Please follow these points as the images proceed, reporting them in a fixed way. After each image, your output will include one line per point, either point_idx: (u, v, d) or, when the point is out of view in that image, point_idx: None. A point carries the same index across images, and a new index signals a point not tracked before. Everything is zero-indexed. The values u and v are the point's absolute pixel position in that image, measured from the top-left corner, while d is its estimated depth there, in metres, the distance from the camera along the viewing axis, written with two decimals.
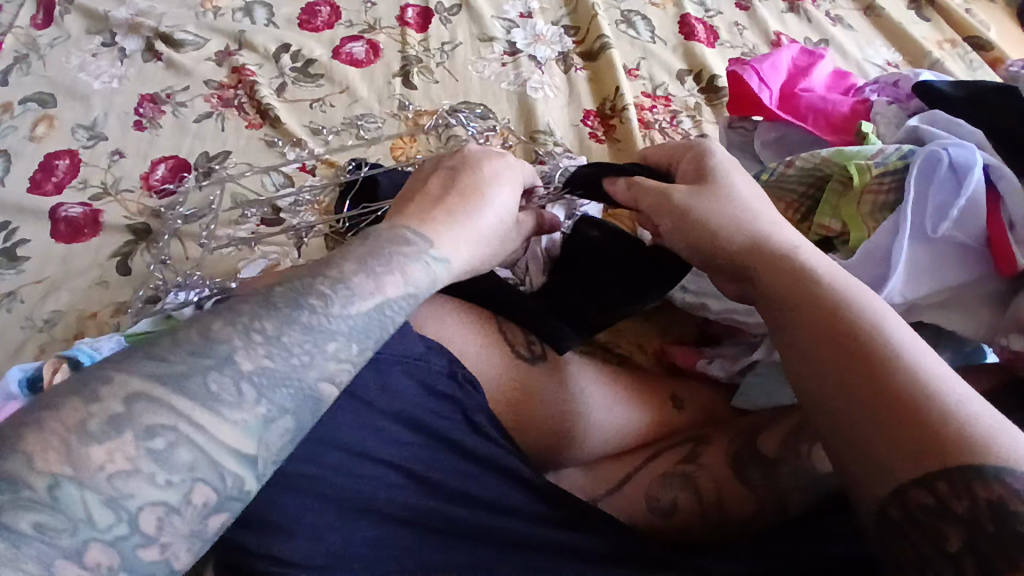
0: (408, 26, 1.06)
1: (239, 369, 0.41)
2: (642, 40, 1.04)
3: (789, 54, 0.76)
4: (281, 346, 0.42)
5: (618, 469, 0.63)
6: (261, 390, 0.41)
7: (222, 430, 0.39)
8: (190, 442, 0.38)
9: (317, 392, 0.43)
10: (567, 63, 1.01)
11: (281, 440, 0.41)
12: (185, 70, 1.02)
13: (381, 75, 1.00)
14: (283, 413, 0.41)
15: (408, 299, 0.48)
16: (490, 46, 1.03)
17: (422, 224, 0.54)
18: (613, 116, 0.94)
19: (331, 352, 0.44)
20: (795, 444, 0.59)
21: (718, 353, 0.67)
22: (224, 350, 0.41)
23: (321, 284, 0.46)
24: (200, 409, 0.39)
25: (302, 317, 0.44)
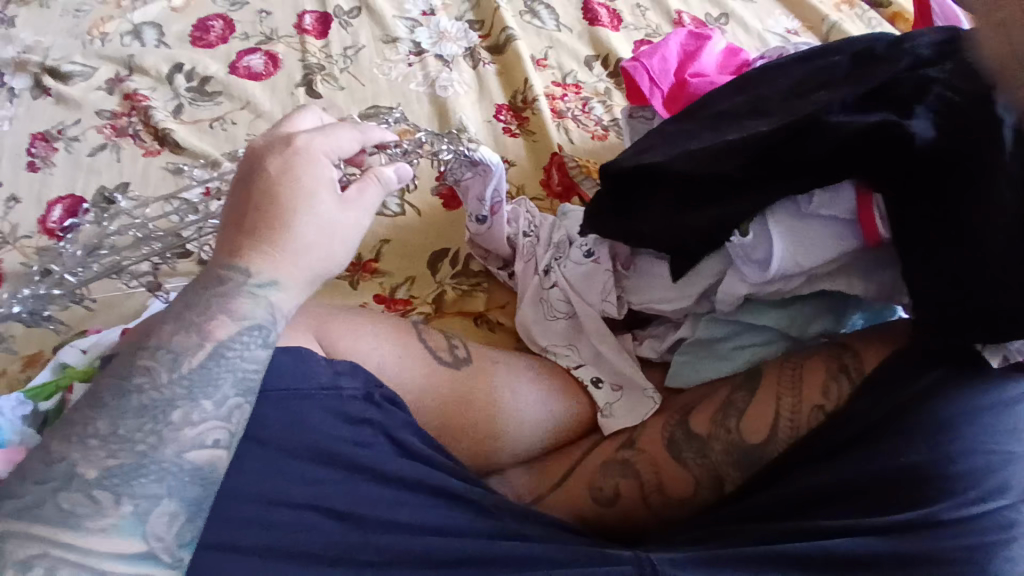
0: (306, 33, 1.02)
1: (86, 480, 0.41)
2: (548, 29, 1.03)
3: (676, 40, 0.75)
4: (119, 440, 0.42)
5: (563, 463, 0.63)
6: (117, 491, 0.41)
7: (97, 541, 0.40)
8: (68, 563, 0.39)
9: (186, 466, 0.43)
10: (475, 58, 0.99)
11: (169, 524, 0.42)
12: (74, 101, 0.96)
13: (283, 86, 0.96)
14: (156, 501, 0.42)
15: (250, 332, 0.47)
16: (395, 47, 1.00)
17: (232, 252, 0.49)
18: (525, 108, 0.93)
19: (179, 418, 0.43)
20: (723, 418, 0.58)
21: (648, 335, 0.68)
22: (65, 467, 0.41)
23: (143, 357, 0.44)
24: (65, 530, 0.40)
25: (131, 402, 0.43)
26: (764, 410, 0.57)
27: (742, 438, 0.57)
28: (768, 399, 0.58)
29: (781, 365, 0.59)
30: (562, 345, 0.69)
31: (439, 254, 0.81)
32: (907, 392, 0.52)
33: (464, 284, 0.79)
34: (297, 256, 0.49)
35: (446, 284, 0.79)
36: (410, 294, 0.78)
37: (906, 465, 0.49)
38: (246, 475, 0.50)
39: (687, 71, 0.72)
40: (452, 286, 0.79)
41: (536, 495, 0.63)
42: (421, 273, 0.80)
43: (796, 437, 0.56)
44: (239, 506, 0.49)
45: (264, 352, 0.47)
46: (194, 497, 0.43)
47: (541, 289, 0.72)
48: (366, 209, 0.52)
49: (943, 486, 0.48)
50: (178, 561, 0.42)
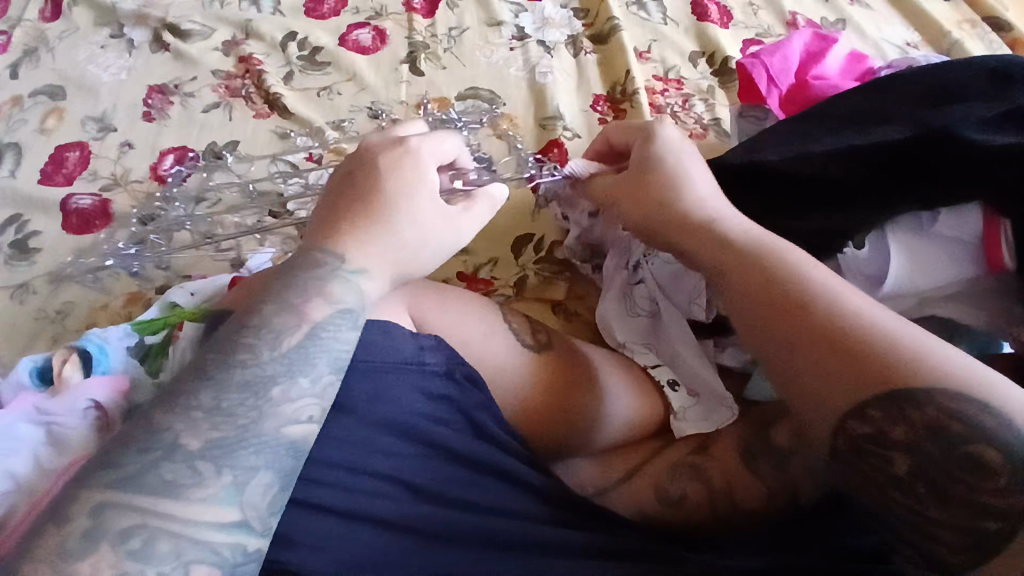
0: (414, 11, 1.04)
1: (187, 452, 0.43)
2: (653, 22, 1.01)
3: (800, 40, 0.72)
4: (222, 413, 0.45)
5: (630, 461, 0.63)
6: (218, 462, 0.43)
7: (195, 511, 0.42)
8: (167, 533, 0.41)
9: (283, 438, 0.46)
10: (577, 46, 0.99)
11: (264, 493, 0.44)
12: (192, 60, 1.02)
13: (388, 62, 0.98)
14: (253, 473, 0.44)
15: (341, 316, 0.50)
16: (498, 31, 1.01)
17: (330, 238, 0.53)
18: (624, 100, 0.92)
19: (276, 396, 0.46)
20: (805, 440, 0.57)
21: (731, 342, 0.66)
22: (168, 438, 0.43)
23: (246, 336, 0.48)
24: (165, 500, 0.42)
25: (234, 376, 0.46)
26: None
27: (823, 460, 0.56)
28: None
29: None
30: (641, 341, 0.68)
31: (524, 238, 0.81)
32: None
33: (546, 270, 0.79)
34: (391, 247, 0.54)
35: (528, 268, 0.79)
36: (492, 275, 0.79)
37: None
38: (330, 439, 0.52)
39: (808, 72, 0.70)
40: (534, 271, 0.79)
41: (600, 487, 0.62)
42: (505, 255, 0.80)
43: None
44: (321, 469, 0.51)
45: (353, 333, 0.51)
46: (287, 468, 0.46)
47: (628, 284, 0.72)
48: (461, 217, 0.58)
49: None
50: (268, 529, 0.45)
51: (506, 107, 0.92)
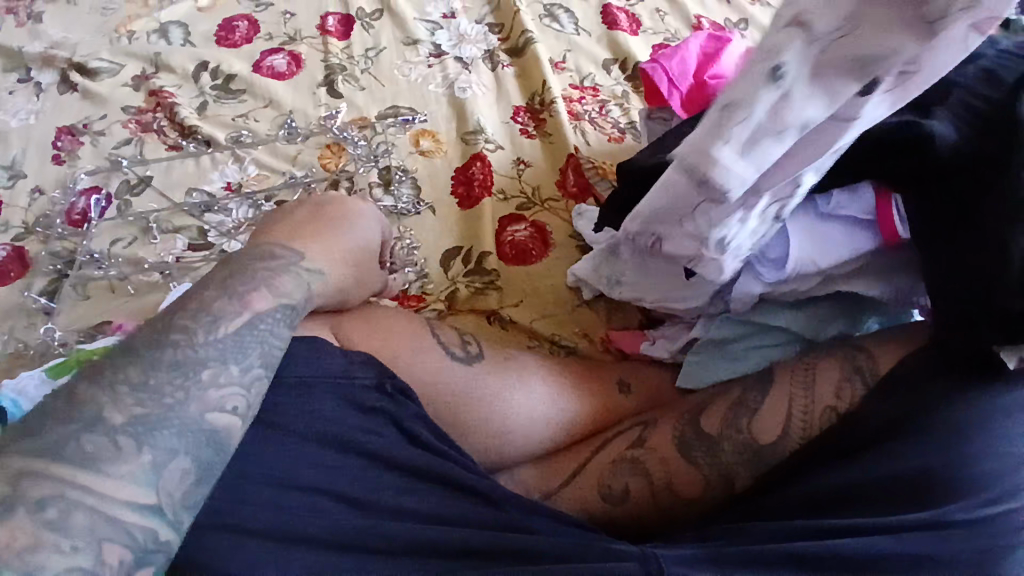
0: (329, 34, 1.03)
1: (111, 424, 0.44)
2: (567, 33, 1.04)
3: (697, 42, 0.75)
4: (148, 389, 0.46)
5: (573, 463, 0.64)
6: (141, 438, 0.44)
7: (112, 486, 0.42)
8: (83, 507, 0.41)
9: (206, 425, 0.47)
10: (494, 61, 1.01)
11: (181, 481, 0.44)
12: (101, 98, 0.98)
13: (305, 86, 0.98)
14: (173, 455, 0.45)
15: (282, 311, 0.54)
16: (415, 49, 1.01)
17: (294, 241, 0.60)
18: (543, 110, 0.96)
19: (208, 378, 0.48)
20: (733, 418, 0.59)
21: (659, 335, 0.71)
22: (91, 412, 0.44)
23: (183, 317, 0.49)
24: (82, 472, 0.42)
25: (166, 355, 0.47)
26: (777, 407, 0.58)
27: (752, 439, 0.58)
28: (780, 401, 0.58)
29: (794, 376, 0.59)
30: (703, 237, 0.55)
31: (452, 251, 0.82)
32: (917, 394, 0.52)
33: (477, 282, 0.80)
34: (343, 259, 0.62)
35: (458, 282, 0.79)
36: (423, 291, 0.79)
37: (924, 471, 0.49)
38: (263, 460, 0.51)
39: (707, 71, 0.71)
40: (463, 283, 0.79)
41: (544, 492, 0.63)
42: (435, 271, 0.80)
43: (806, 436, 0.56)
44: (260, 491, 0.50)
45: (289, 332, 0.54)
46: (208, 458, 0.46)
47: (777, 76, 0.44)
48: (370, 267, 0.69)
49: (954, 492, 0.49)
50: (179, 523, 0.44)
51: (428, 123, 0.92)
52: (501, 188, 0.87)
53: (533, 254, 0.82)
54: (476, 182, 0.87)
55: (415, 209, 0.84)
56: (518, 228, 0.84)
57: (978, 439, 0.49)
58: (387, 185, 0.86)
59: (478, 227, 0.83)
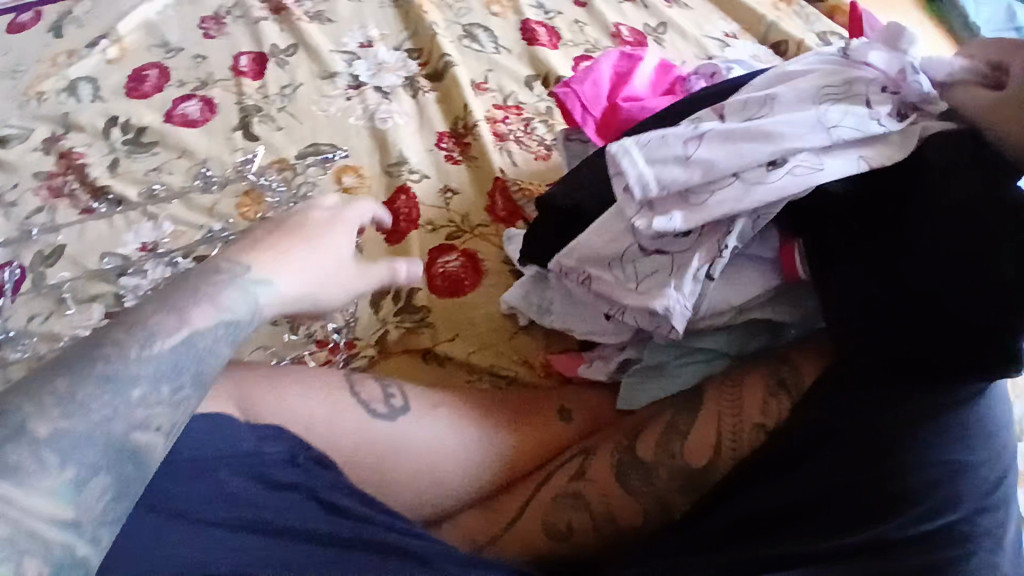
0: (243, 75, 1.01)
1: (35, 437, 0.39)
2: (487, 52, 1.03)
3: (608, 62, 0.74)
4: (73, 402, 0.41)
5: (517, 501, 0.62)
6: (63, 451, 0.40)
7: (32, 499, 0.38)
8: (2, 519, 0.37)
9: (129, 444, 0.42)
10: (415, 87, 0.99)
11: (98, 498, 0.41)
12: (8, 165, 0.93)
13: (222, 132, 0.95)
14: (95, 470, 0.41)
15: (225, 327, 0.47)
16: (332, 82, 0.98)
17: (237, 252, 0.51)
18: (466, 134, 0.94)
19: (137, 396, 0.43)
20: (666, 445, 0.58)
21: (596, 356, 0.68)
22: (14, 418, 0.40)
23: (117, 330, 0.45)
24: (3, 484, 0.38)
25: (93, 369, 0.42)
26: (707, 429, 0.58)
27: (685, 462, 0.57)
28: (710, 422, 0.58)
29: (721, 397, 0.59)
30: (650, 292, 0.56)
31: (381, 291, 0.79)
32: (839, 408, 0.51)
33: (408, 320, 0.77)
34: (303, 266, 0.52)
35: (389, 322, 0.77)
36: (352, 336, 0.76)
37: (854, 486, 0.50)
38: (172, 547, 0.48)
39: (619, 94, 0.71)
40: (393, 325, 0.77)
41: (488, 538, 0.62)
42: (365, 312, 0.78)
43: (739, 458, 0.57)
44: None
45: (234, 349, 0.48)
46: (127, 475, 0.42)
47: (696, 136, 0.55)
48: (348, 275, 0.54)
49: (894, 507, 0.49)
50: (100, 538, 0.41)
51: (350, 158, 0.90)
52: (428, 219, 0.86)
53: (466, 285, 0.80)
54: (402, 217, 0.85)
55: None
56: (449, 260, 0.82)
57: (905, 449, 0.49)
58: None
59: None
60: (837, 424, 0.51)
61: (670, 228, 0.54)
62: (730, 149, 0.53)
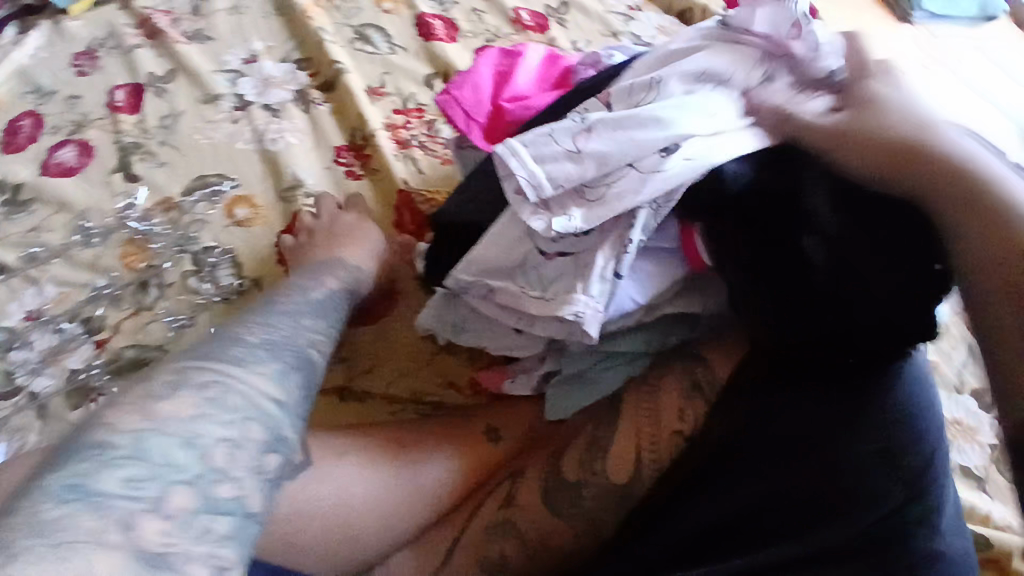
0: (119, 111, 0.93)
1: (247, 342, 0.53)
2: (381, 54, 0.97)
3: (487, 62, 0.69)
4: (266, 324, 0.57)
5: (449, 537, 0.58)
6: (277, 348, 0.54)
7: (251, 376, 0.50)
8: (233, 390, 0.49)
9: (307, 354, 0.56)
10: (306, 101, 0.92)
11: (295, 389, 0.52)
12: None
13: (101, 177, 0.87)
14: (286, 373, 0.53)
15: (347, 287, 0.69)
16: (216, 105, 0.91)
17: (338, 251, 0.74)
18: (366, 145, 0.88)
19: (306, 324, 0.59)
20: (591, 462, 0.56)
21: (519, 369, 0.63)
22: (228, 338, 0.54)
23: (257, 314, 0.58)
24: (232, 367, 0.50)
25: (268, 309, 0.60)
26: (627, 444, 0.55)
27: (608, 478, 0.55)
28: (629, 432, 0.56)
29: (637, 408, 0.57)
30: (556, 300, 0.53)
31: None
32: (771, 400, 0.50)
33: None
34: (370, 245, 0.76)
35: None
36: None
37: (771, 498, 0.49)
38: None
39: (502, 95, 0.67)
40: None
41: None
42: None
43: (659, 470, 0.54)
44: None
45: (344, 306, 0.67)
46: (301, 381, 0.53)
47: (584, 129, 0.52)
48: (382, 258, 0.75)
49: (813, 518, 0.48)
50: (297, 429, 0.51)
51: (241, 188, 0.83)
52: None
53: (380, 306, 0.74)
54: None
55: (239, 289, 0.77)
56: None
57: (842, 438, 0.48)
58: (203, 271, 0.78)
59: None
60: (769, 416, 0.50)
61: (574, 228, 0.51)
62: (618, 139, 0.50)
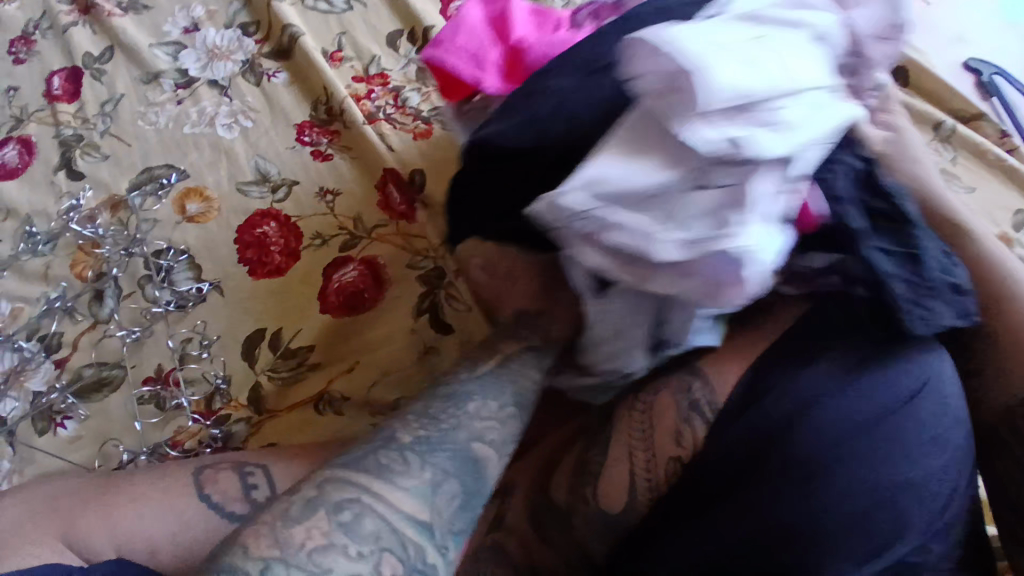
0: (57, 99, 0.84)
1: (402, 441, 0.45)
2: (337, 12, 0.87)
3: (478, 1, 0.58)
4: (431, 414, 0.47)
5: None
6: (425, 455, 0.44)
7: (398, 496, 0.42)
8: (372, 512, 0.41)
9: (472, 453, 0.46)
10: (257, 73, 0.83)
11: (450, 501, 0.44)
12: None
13: (44, 176, 0.78)
14: (447, 476, 0.44)
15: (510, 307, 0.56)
16: (158, 86, 0.83)
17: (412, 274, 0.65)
18: (334, 120, 0.79)
19: (477, 410, 0.48)
20: (580, 487, 0.53)
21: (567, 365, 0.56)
22: (386, 433, 0.46)
23: (433, 398, 0.49)
24: (377, 481, 0.42)
25: (442, 391, 0.49)
26: (618, 465, 0.52)
27: (600, 507, 0.52)
28: (620, 453, 0.52)
29: (631, 420, 0.53)
30: (700, 239, 0.39)
31: (255, 337, 0.67)
32: (790, 421, 0.46)
33: (285, 369, 0.66)
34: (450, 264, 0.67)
35: (263, 375, 0.65)
36: (229, 399, 0.65)
37: (780, 529, 0.45)
38: None
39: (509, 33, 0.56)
40: (272, 376, 0.65)
41: None
42: (239, 369, 0.66)
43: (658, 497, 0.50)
44: None
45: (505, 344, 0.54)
46: (468, 485, 0.45)
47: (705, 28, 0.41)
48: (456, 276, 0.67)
49: (823, 544, 0.44)
50: (445, 550, 0.43)
51: (191, 179, 0.76)
52: (315, 231, 0.72)
53: (366, 300, 0.68)
54: (273, 246, 0.71)
55: (198, 294, 0.69)
56: (344, 272, 0.69)
57: (854, 461, 0.45)
58: (156, 276, 0.70)
59: (289, 297, 0.69)
60: (785, 434, 0.46)
61: (715, 145, 0.38)
62: (758, 50, 0.41)
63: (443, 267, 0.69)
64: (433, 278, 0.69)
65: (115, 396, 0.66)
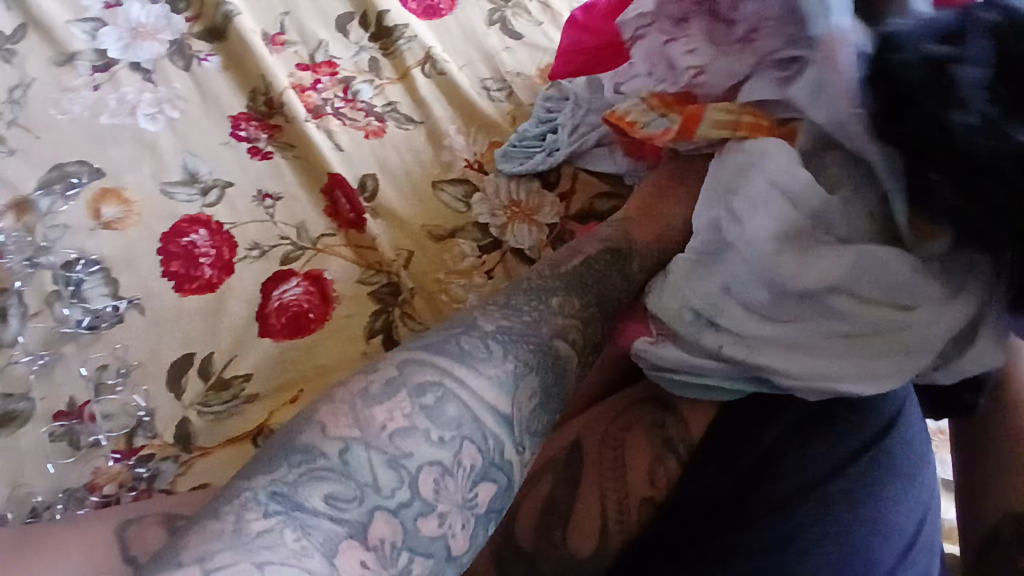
0: None
1: (483, 330, 0.41)
2: None
3: None
4: (512, 306, 0.43)
5: None
6: (507, 343, 0.40)
7: (481, 385, 0.38)
8: (455, 398, 0.37)
9: (553, 347, 0.42)
10: (187, 55, 0.74)
11: (530, 397, 0.39)
12: None
13: None
14: (529, 368, 0.40)
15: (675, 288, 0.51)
16: (71, 69, 0.72)
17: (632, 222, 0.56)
18: (273, 113, 0.70)
19: (557, 303, 0.45)
20: (548, 529, 0.47)
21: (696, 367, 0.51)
22: (465, 319, 0.42)
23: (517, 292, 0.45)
24: (460, 366, 0.39)
25: (525, 284, 0.46)
26: (589, 510, 0.48)
27: (573, 555, 0.46)
28: (591, 500, 0.48)
29: (603, 461, 0.50)
30: None
31: (183, 362, 0.59)
32: (764, 451, 0.49)
33: (215, 402, 0.57)
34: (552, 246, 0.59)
35: (193, 408, 0.57)
36: (150, 436, 0.56)
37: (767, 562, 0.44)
38: None
39: None
40: (202, 411, 0.57)
41: None
42: (163, 402, 0.57)
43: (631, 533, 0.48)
44: None
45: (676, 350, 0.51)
46: (549, 382, 0.41)
47: None
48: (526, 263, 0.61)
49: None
50: (524, 448, 0.39)
51: (110, 178, 0.66)
52: (254, 241, 0.64)
53: (312, 320, 0.61)
54: (203, 257, 0.62)
55: (115, 313, 0.60)
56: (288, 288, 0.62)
57: (821, 497, 0.47)
58: (65, 291, 0.61)
59: (226, 314, 0.60)
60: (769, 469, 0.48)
61: None
62: None
63: (398, 285, 0.63)
64: (386, 296, 0.62)
65: (20, 436, 0.55)
